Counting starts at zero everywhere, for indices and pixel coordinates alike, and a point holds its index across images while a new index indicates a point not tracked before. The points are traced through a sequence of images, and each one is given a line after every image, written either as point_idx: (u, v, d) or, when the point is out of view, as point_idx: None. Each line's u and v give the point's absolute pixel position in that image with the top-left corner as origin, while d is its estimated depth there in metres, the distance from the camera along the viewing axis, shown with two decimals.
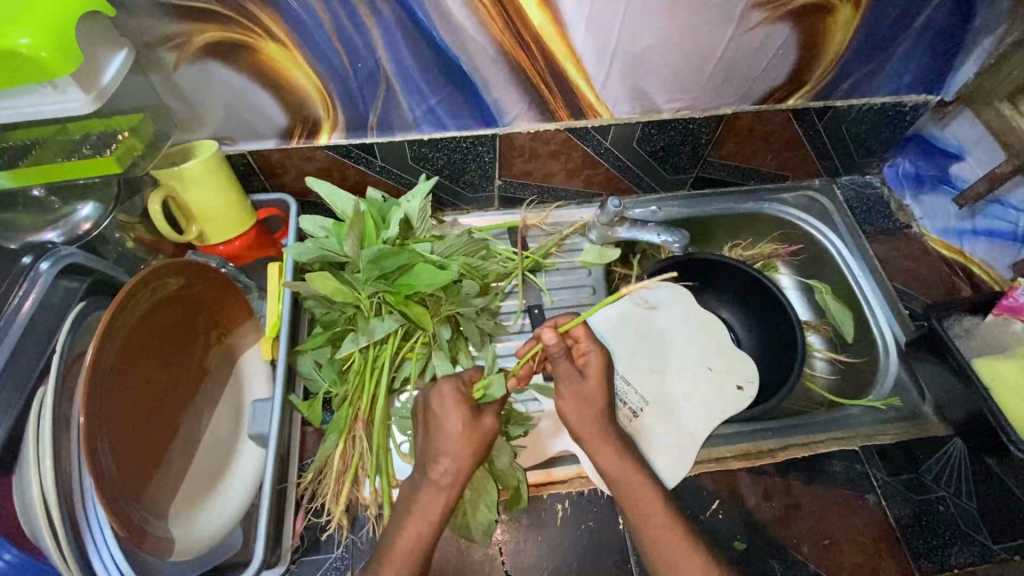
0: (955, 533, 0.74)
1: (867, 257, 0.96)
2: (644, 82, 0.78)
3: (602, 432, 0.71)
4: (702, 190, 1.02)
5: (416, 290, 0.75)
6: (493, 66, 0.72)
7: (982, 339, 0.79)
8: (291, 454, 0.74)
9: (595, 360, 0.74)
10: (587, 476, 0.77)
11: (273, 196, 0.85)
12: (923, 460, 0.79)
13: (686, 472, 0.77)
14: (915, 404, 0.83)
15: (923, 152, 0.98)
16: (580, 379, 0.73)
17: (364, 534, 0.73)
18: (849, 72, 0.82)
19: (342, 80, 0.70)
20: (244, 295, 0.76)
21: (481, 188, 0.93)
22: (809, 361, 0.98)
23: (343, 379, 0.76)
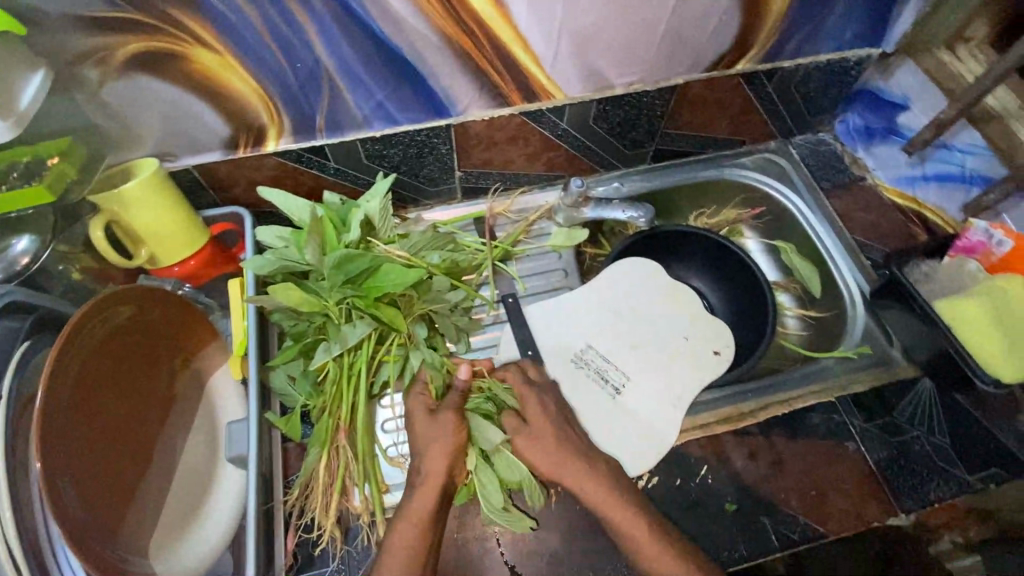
0: (933, 469, 0.76)
1: (826, 214, 0.98)
2: (594, 59, 0.77)
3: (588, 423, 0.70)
4: (663, 162, 1.03)
5: (387, 292, 0.73)
6: (439, 54, 0.69)
7: (941, 281, 0.81)
8: (273, 473, 0.72)
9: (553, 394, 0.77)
10: None
11: (226, 210, 0.80)
12: (895, 404, 0.81)
13: (633, 475, 0.76)
14: (883, 349, 0.86)
15: (869, 106, 0.99)
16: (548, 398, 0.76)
17: (359, 544, 0.71)
18: (792, 32, 0.83)
19: (283, 82, 0.68)
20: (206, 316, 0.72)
21: (441, 181, 0.91)
22: (782, 320, 1.01)
23: (320, 391, 0.74)
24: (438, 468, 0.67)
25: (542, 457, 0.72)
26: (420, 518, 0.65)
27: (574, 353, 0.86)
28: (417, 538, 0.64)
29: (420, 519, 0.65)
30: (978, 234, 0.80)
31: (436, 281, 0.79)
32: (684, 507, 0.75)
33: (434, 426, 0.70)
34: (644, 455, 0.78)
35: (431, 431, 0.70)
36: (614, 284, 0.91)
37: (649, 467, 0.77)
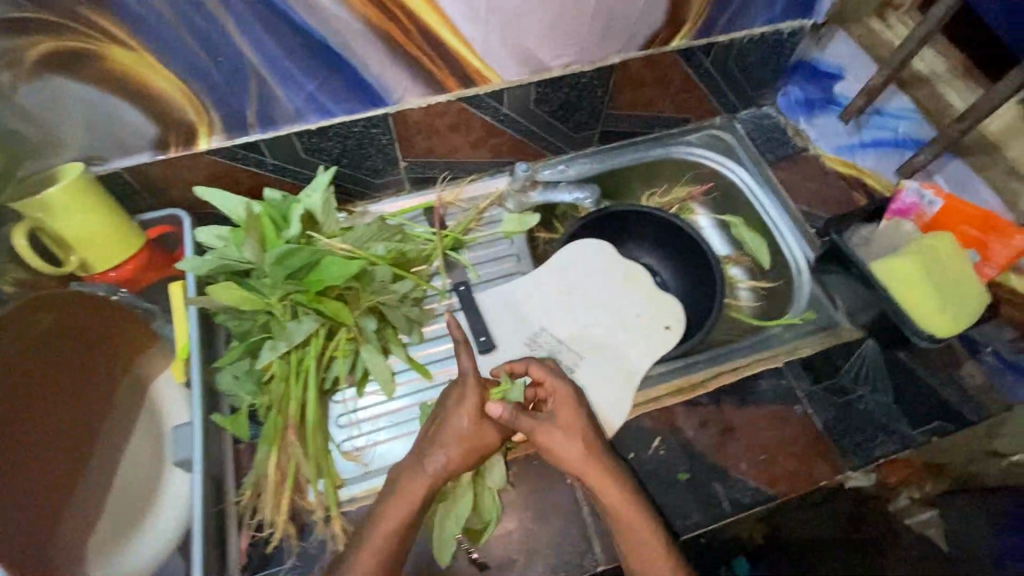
0: (879, 427, 0.78)
1: (771, 185, 1.00)
2: (526, 40, 0.76)
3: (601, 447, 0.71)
4: (611, 144, 1.04)
5: (328, 284, 0.73)
6: (366, 43, 0.69)
7: (879, 243, 0.83)
8: (224, 475, 0.71)
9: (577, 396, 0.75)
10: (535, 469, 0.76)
11: (164, 212, 0.79)
12: (841, 365, 0.83)
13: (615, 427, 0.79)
14: (828, 314, 0.89)
15: (808, 77, 1.01)
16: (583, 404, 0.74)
17: (315, 540, 0.70)
18: (723, 7, 0.84)
19: (207, 79, 0.66)
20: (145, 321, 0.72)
21: (386, 172, 0.90)
22: (735, 293, 1.03)
23: (267, 390, 0.74)
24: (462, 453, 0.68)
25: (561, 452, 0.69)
26: (412, 498, 0.66)
27: (526, 337, 0.87)
28: (404, 518, 0.65)
29: (410, 498, 0.66)
30: (910, 194, 0.80)
31: (378, 271, 0.78)
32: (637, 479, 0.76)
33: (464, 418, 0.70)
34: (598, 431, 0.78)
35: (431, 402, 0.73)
36: (566, 266, 0.92)
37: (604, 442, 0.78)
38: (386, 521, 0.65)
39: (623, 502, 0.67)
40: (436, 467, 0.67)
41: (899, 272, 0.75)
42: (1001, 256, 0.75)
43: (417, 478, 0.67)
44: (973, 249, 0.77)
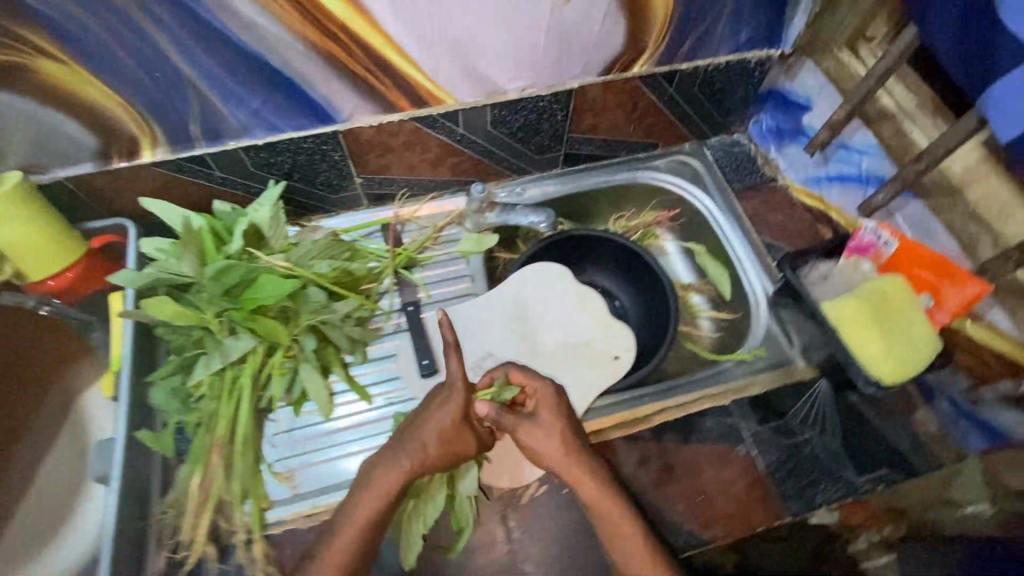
0: (823, 472, 0.76)
1: (736, 215, 0.98)
2: (477, 63, 0.75)
3: (576, 458, 0.69)
4: (577, 166, 1.03)
5: (263, 303, 0.73)
6: (308, 62, 0.68)
7: (837, 281, 0.81)
8: (148, 491, 0.70)
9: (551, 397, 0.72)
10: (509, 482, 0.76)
11: (109, 221, 0.78)
12: (789, 406, 0.81)
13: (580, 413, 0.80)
14: (783, 351, 0.87)
15: (779, 106, 0.99)
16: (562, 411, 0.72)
17: (235, 561, 0.69)
18: (684, 36, 0.82)
19: (144, 92, 0.66)
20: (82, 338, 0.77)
21: (342, 187, 0.90)
22: (696, 322, 1.01)
23: (199, 406, 0.73)
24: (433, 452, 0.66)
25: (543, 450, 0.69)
26: (388, 489, 0.65)
27: (472, 360, 0.86)
28: (381, 506, 0.65)
29: (387, 489, 0.65)
30: (867, 233, 0.79)
31: (312, 293, 0.78)
32: (571, 513, 0.75)
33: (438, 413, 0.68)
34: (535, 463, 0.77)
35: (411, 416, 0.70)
36: (520, 289, 0.90)
37: (539, 475, 0.76)
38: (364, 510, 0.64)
39: (606, 500, 0.67)
40: (415, 461, 0.66)
41: (852, 314, 0.73)
42: (954, 303, 0.73)
43: (393, 471, 0.66)
44: (927, 294, 0.75)
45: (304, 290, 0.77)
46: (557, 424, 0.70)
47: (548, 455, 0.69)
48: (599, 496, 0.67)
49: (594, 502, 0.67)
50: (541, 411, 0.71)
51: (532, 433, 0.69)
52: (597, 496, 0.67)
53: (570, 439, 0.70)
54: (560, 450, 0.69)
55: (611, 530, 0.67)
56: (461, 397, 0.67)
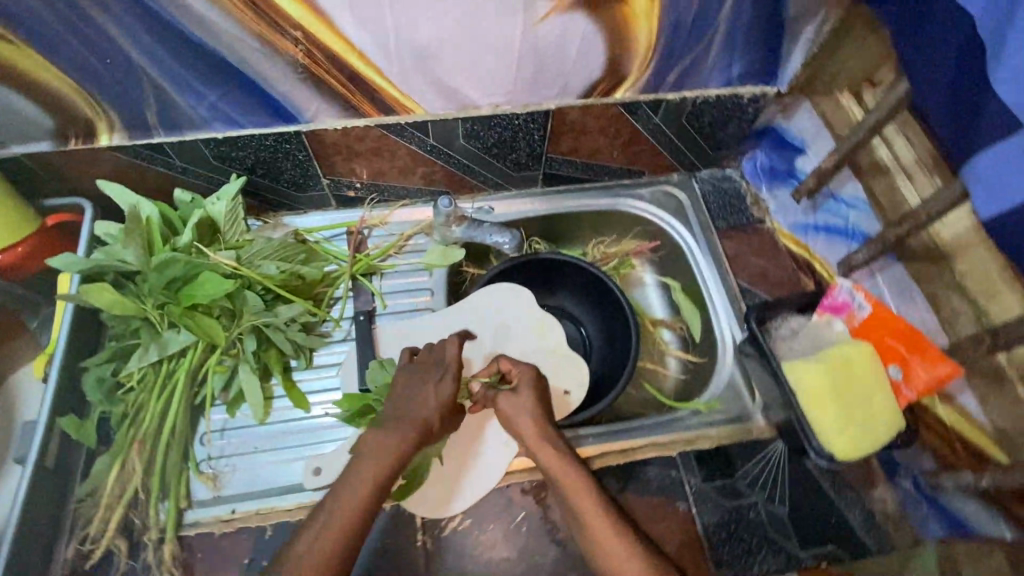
0: (764, 539, 0.73)
1: (715, 253, 0.94)
2: (446, 75, 0.73)
3: (547, 436, 0.69)
4: (556, 187, 0.99)
5: (199, 302, 0.71)
6: (266, 60, 0.66)
7: (805, 338, 0.76)
8: (68, 477, 0.70)
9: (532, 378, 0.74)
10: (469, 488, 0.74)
11: (66, 200, 0.77)
12: (739, 465, 0.77)
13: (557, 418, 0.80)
14: (744, 405, 0.82)
15: (774, 145, 0.94)
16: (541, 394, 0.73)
17: (145, 558, 0.68)
18: (671, 66, 0.78)
19: (97, 78, 0.65)
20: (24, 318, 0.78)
21: (308, 186, 0.88)
22: (663, 360, 0.97)
23: (129, 396, 0.72)
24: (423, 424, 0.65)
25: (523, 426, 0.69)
26: (377, 476, 0.60)
27: None
28: (367, 495, 0.59)
29: (374, 479, 0.60)
30: (843, 292, 0.75)
31: (250, 297, 0.75)
32: (492, 552, 0.72)
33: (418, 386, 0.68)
34: (464, 494, 0.74)
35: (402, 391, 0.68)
36: (478, 309, 0.87)
37: (462, 509, 0.73)
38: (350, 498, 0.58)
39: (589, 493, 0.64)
40: (409, 435, 0.63)
41: (811, 380, 0.69)
42: (920, 380, 0.68)
43: (379, 459, 0.61)
44: (896, 365, 0.70)
45: (242, 291, 0.76)
46: (535, 405, 0.71)
47: (531, 442, 0.68)
48: (579, 485, 0.65)
49: (577, 496, 0.64)
50: (523, 396, 0.71)
51: (512, 407, 0.71)
52: (577, 486, 0.65)
53: (546, 426, 0.70)
54: (541, 438, 0.68)
55: (602, 530, 0.62)
56: (450, 386, 0.68)
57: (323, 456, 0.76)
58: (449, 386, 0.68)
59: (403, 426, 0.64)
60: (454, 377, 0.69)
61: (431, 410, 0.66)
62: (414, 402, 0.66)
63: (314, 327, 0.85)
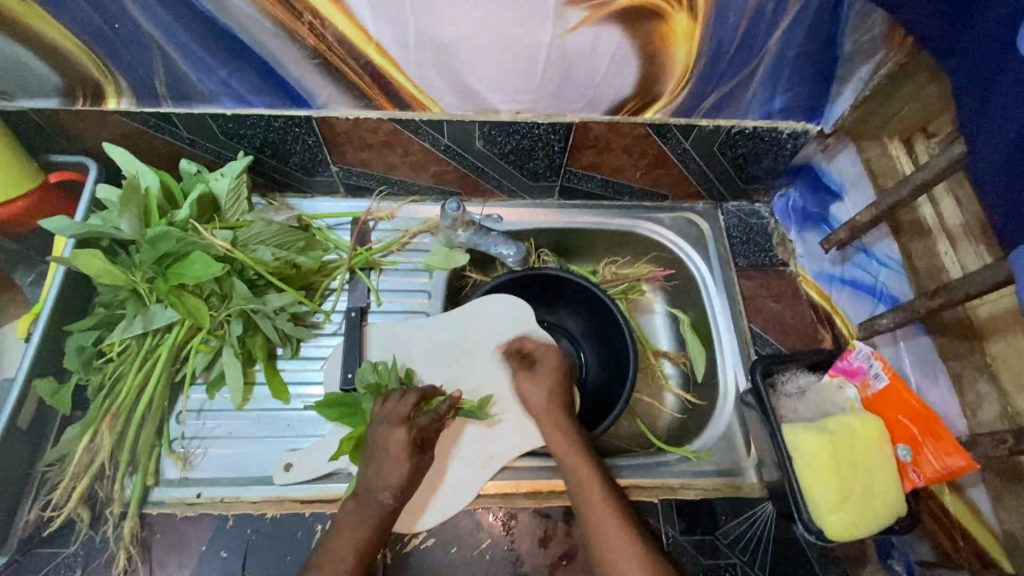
0: None
1: (730, 291, 0.89)
2: (467, 76, 0.69)
3: (557, 407, 0.75)
4: (573, 200, 0.95)
5: (187, 281, 0.70)
6: (278, 42, 0.63)
7: (812, 400, 0.71)
8: (40, 440, 0.70)
9: (550, 356, 0.79)
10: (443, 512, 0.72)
11: (74, 159, 0.78)
12: (722, 521, 0.72)
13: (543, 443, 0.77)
14: (736, 459, 0.78)
15: (811, 185, 0.88)
16: (557, 373, 0.78)
17: (104, 532, 0.67)
18: (708, 91, 0.73)
19: (106, 41, 0.63)
20: (21, 276, 0.78)
21: (317, 172, 0.86)
22: (661, 396, 0.93)
23: (107, 367, 0.71)
24: (393, 479, 0.65)
25: (539, 399, 0.75)
26: (360, 541, 0.62)
27: None
28: (356, 558, 0.61)
29: (360, 543, 0.62)
30: (858, 357, 0.69)
31: (238, 282, 0.74)
32: None
33: (385, 436, 0.67)
34: (433, 512, 0.71)
35: (374, 447, 0.67)
36: (474, 319, 0.84)
37: (428, 527, 0.71)
38: (335, 563, 0.60)
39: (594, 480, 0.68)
40: (387, 504, 0.65)
41: (814, 450, 0.64)
42: (930, 466, 0.62)
43: (359, 529, 0.63)
44: (905, 445, 0.65)
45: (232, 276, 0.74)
46: (549, 380, 0.77)
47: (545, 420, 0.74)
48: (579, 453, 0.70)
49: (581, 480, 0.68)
50: (541, 373, 0.78)
51: (530, 380, 0.77)
52: (583, 469, 0.69)
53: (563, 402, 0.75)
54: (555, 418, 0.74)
55: (597, 505, 0.66)
56: (399, 432, 0.67)
57: (296, 451, 0.75)
58: (399, 431, 0.67)
59: (376, 492, 0.65)
60: (403, 421, 0.68)
61: (396, 467, 0.66)
62: (380, 453, 0.67)
63: (305, 317, 0.84)
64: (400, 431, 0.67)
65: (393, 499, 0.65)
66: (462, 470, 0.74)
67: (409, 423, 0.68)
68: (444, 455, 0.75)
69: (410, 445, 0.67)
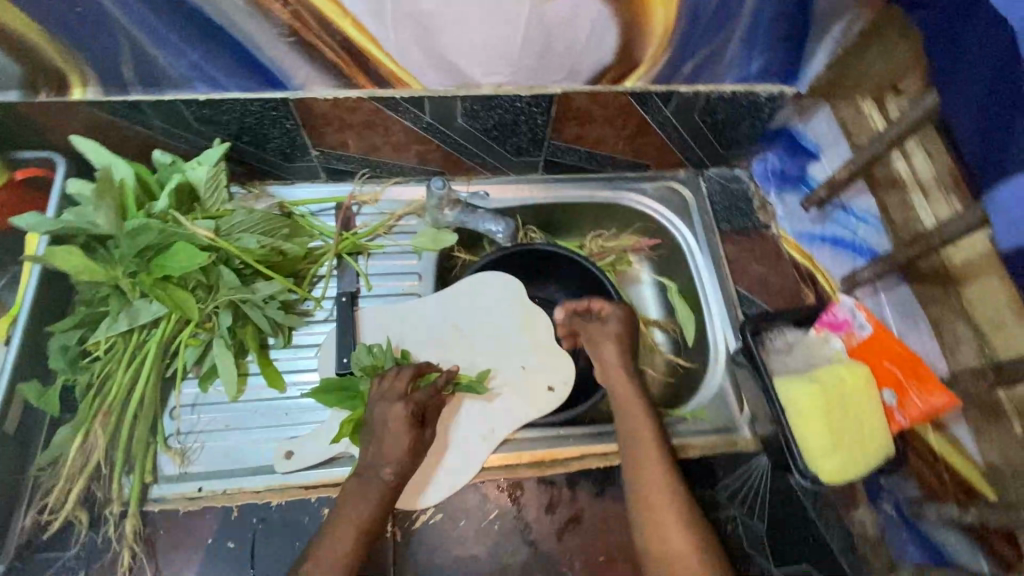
0: (737, 555, 0.71)
1: (715, 256, 0.91)
2: (447, 50, 0.68)
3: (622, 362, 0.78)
4: (558, 175, 0.95)
5: (171, 272, 0.68)
6: (252, 20, 0.61)
7: (800, 353, 0.74)
8: (30, 445, 0.67)
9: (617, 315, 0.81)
10: (449, 486, 0.72)
11: (40, 153, 0.75)
12: (720, 476, 0.75)
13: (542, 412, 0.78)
14: (730, 416, 0.81)
15: (788, 147, 0.90)
16: (624, 329, 0.80)
17: (105, 533, 0.66)
18: (687, 57, 0.73)
19: (70, 27, 0.60)
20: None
21: (297, 157, 0.84)
22: (653, 362, 0.95)
23: (95, 365, 0.69)
24: (394, 455, 0.66)
25: (610, 353, 0.79)
26: (362, 518, 0.63)
27: None
28: (359, 535, 0.62)
29: (360, 521, 0.63)
30: (843, 310, 0.72)
31: (226, 271, 0.73)
32: (461, 549, 0.70)
33: (384, 415, 0.67)
34: (439, 487, 0.72)
35: (377, 426, 0.67)
36: (467, 298, 0.84)
37: (433, 502, 0.71)
38: (340, 539, 0.61)
39: (654, 459, 0.69)
40: (390, 481, 0.65)
41: (803, 400, 0.66)
42: (914, 409, 0.65)
43: (363, 506, 0.63)
44: (890, 390, 0.68)
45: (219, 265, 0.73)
46: (617, 333, 0.80)
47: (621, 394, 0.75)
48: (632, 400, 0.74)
49: (635, 449, 0.70)
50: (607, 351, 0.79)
51: (597, 335, 0.80)
52: (641, 433, 0.71)
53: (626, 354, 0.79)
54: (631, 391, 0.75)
55: (638, 440, 0.71)
56: (398, 407, 0.68)
57: (295, 437, 0.74)
58: (397, 407, 0.68)
59: (375, 467, 0.65)
60: (401, 396, 0.69)
61: (397, 442, 0.67)
62: (381, 430, 0.67)
63: (295, 305, 0.83)
64: (400, 407, 0.68)
65: (396, 475, 0.65)
66: (463, 445, 0.75)
67: (407, 397, 0.69)
68: (442, 433, 0.75)
69: (410, 418, 0.68)
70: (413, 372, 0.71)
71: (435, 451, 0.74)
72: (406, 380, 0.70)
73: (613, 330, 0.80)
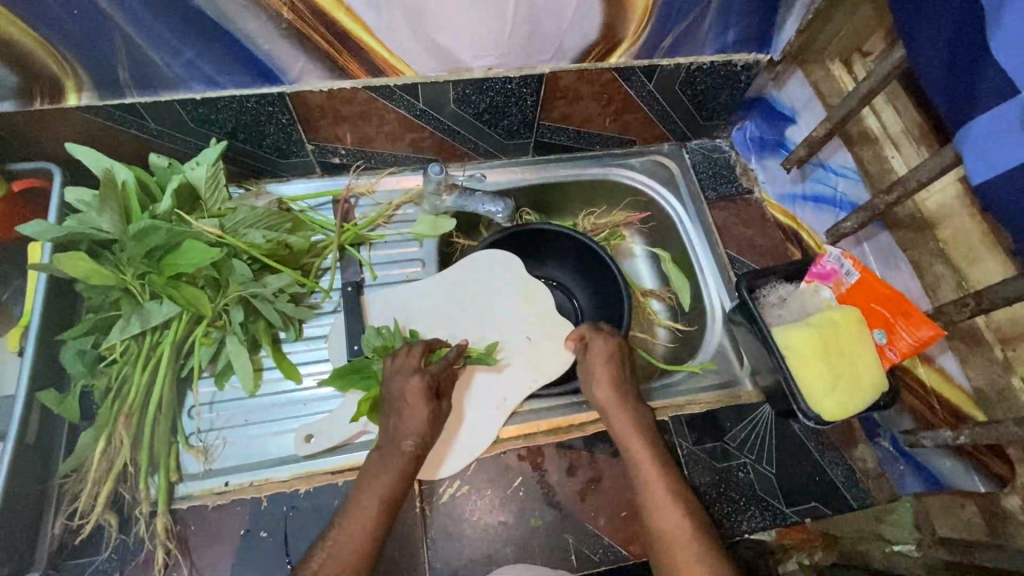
0: (751, 499, 0.75)
1: (704, 222, 0.94)
2: (438, 35, 0.70)
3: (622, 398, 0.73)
4: (547, 156, 0.98)
5: (183, 270, 0.69)
6: (247, 14, 0.62)
7: (794, 305, 0.78)
8: (51, 454, 0.67)
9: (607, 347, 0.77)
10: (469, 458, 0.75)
11: (36, 164, 0.73)
12: (729, 428, 0.79)
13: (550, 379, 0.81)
14: (731, 371, 0.85)
15: (765, 114, 0.95)
16: (616, 360, 0.76)
17: (135, 534, 0.67)
18: (667, 30, 0.76)
19: (64, 31, 0.60)
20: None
21: (292, 153, 0.85)
22: (653, 330, 0.98)
23: (110, 370, 0.69)
24: (413, 429, 0.68)
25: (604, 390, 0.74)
26: (385, 491, 0.64)
27: None
28: (381, 504, 0.64)
29: (384, 495, 0.64)
30: (831, 260, 0.76)
31: (236, 265, 0.74)
32: (489, 517, 0.72)
33: (404, 394, 0.69)
34: (456, 458, 0.74)
35: (397, 404, 0.69)
36: (470, 278, 0.86)
37: (454, 474, 0.74)
38: (363, 512, 0.63)
39: (670, 502, 0.65)
40: (410, 454, 0.67)
41: (800, 345, 0.71)
42: (904, 343, 0.70)
43: (384, 480, 0.65)
44: (881, 330, 0.72)
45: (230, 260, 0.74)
46: (609, 367, 0.75)
47: (613, 416, 0.72)
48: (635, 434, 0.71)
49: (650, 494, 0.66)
50: (597, 368, 0.76)
51: (589, 370, 0.76)
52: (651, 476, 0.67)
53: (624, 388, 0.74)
54: (622, 410, 0.72)
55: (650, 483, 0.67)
56: (415, 379, 0.70)
57: (313, 423, 0.76)
58: (414, 379, 0.70)
59: (397, 441, 0.67)
60: (416, 369, 0.71)
61: (417, 415, 0.69)
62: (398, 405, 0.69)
63: (303, 298, 0.84)
64: (418, 380, 0.70)
65: (418, 446, 0.67)
66: (480, 418, 0.77)
67: (422, 370, 0.71)
68: (458, 409, 0.77)
69: (427, 391, 0.70)
70: (424, 347, 0.74)
71: (453, 424, 0.76)
72: (420, 355, 0.73)
73: (604, 362, 0.76)
